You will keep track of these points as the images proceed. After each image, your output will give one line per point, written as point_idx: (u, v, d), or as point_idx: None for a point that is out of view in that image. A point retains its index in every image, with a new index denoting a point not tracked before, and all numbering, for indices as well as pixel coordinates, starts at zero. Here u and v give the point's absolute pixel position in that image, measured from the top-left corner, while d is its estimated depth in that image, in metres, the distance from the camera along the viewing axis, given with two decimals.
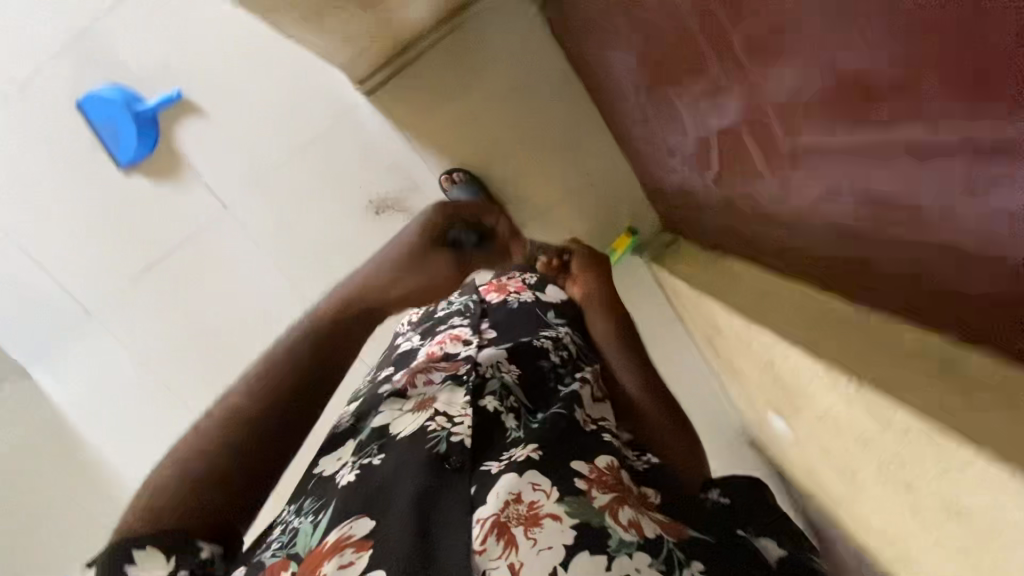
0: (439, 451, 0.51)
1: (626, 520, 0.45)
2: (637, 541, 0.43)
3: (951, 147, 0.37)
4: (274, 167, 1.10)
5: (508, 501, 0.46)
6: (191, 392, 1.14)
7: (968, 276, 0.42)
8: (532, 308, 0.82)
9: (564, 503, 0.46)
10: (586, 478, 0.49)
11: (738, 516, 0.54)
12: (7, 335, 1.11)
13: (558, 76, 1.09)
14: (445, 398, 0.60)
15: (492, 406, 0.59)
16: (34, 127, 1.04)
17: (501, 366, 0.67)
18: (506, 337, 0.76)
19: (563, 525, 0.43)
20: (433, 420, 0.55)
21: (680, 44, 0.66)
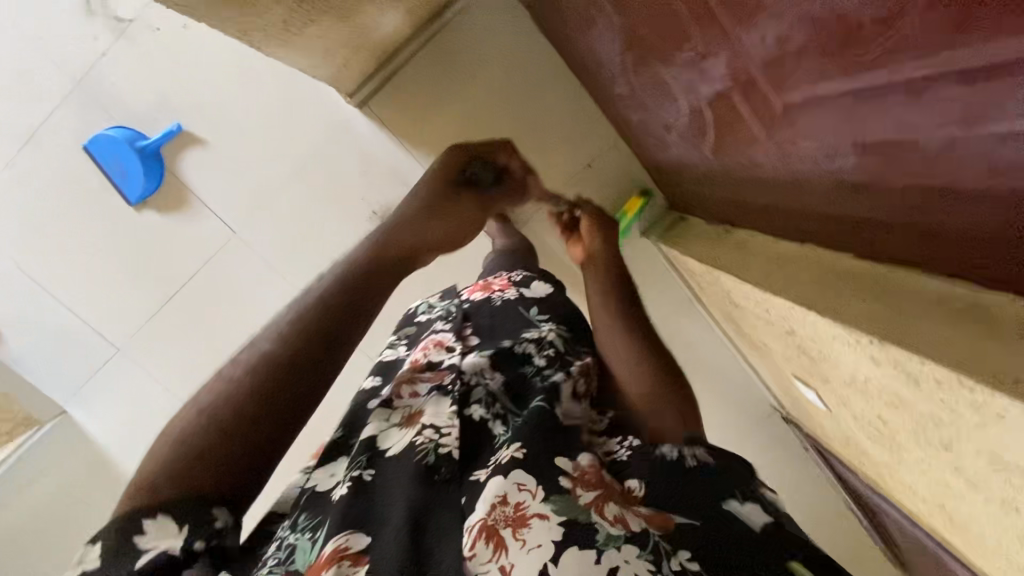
0: (427, 463, 0.55)
1: (612, 516, 0.47)
2: (624, 535, 0.45)
3: (951, 77, 0.34)
4: (277, 189, 1.11)
5: (495, 504, 0.48)
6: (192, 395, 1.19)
7: (989, 213, 0.39)
8: (515, 306, 0.84)
9: (549, 502, 0.48)
10: (571, 477, 0.51)
11: (717, 481, 0.52)
12: (45, 369, 1.19)
13: (546, 64, 1.07)
14: (432, 409, 0.62)
15: (478, 414, 0.62)
16: (48, 175, 1.09)
17: (485, 372, 0.69)
18: (489, 340, 0.77)
19: (550, 523, 0.46)
20: (421, 433, 0.58)
21: (656, 12, 0.63)
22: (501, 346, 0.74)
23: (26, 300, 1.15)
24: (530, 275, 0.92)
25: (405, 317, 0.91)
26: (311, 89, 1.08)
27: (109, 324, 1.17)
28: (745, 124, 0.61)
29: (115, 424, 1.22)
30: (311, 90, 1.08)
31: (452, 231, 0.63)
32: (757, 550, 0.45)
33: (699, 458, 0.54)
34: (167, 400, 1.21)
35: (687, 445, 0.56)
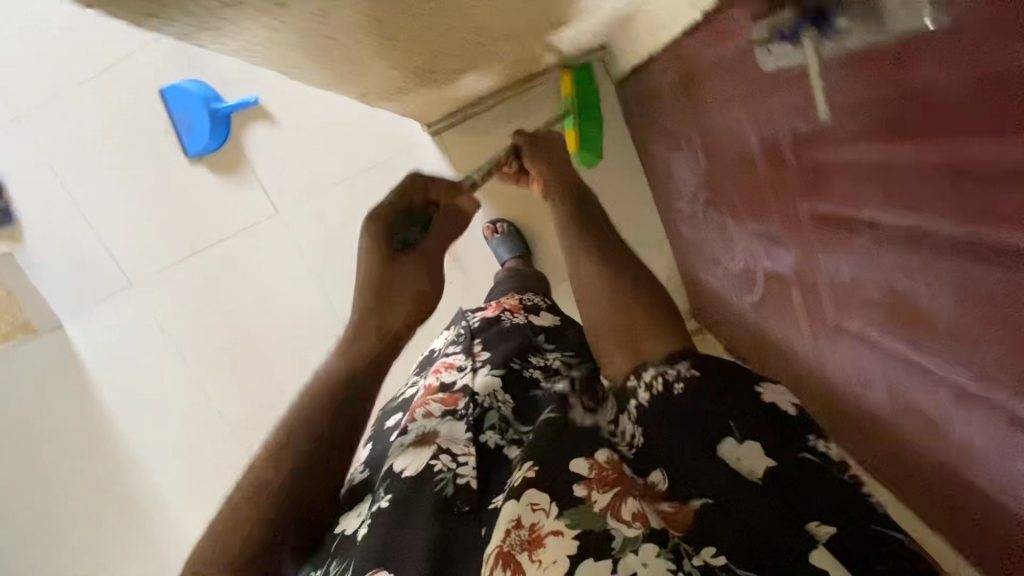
0: (446, 495, 0.52)
1: (630, 515, 0.42)
2: (642, 535, 0.41)
3: (999, 404, 0.37)
4: (328, 186, 1.13)
5: (508, 528, 0.45)
6: (196, 358, 1.22)
7: (994, 514, 0.42)
8: (524, 329, 0.76)
9: (564, 516, 0.44)
10: (585, 481, 0.45)
11: (710, 411, 0.44)
12: (56, 281, 1.21)
13: (618, 148, 1.08)
14: (446, 433, 0.58)
15: (493, 442, 0.57)
16: (117, 105, 1.11)
17: (498, 395, 0.62)
18: (499, 351, 0.71)
19: (566, 540, 0.43)
20: (437, 458, 0.55)
21: (741, 179, 0.65)
22: (515, 361, 0.68)
23: (55, 212, 1.17)
24: (548, 303, 0.87)
25: (428, 354, 0.86)
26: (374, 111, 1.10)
27: (131, 260, 1.18)
28: (795, 310, 0.63)
29: (106, 355, 1.24)
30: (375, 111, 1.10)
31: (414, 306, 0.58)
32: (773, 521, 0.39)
33: (685, 379, 0.46)
34: (162, 345, 1.22)
35: (668, 363, 0.48)
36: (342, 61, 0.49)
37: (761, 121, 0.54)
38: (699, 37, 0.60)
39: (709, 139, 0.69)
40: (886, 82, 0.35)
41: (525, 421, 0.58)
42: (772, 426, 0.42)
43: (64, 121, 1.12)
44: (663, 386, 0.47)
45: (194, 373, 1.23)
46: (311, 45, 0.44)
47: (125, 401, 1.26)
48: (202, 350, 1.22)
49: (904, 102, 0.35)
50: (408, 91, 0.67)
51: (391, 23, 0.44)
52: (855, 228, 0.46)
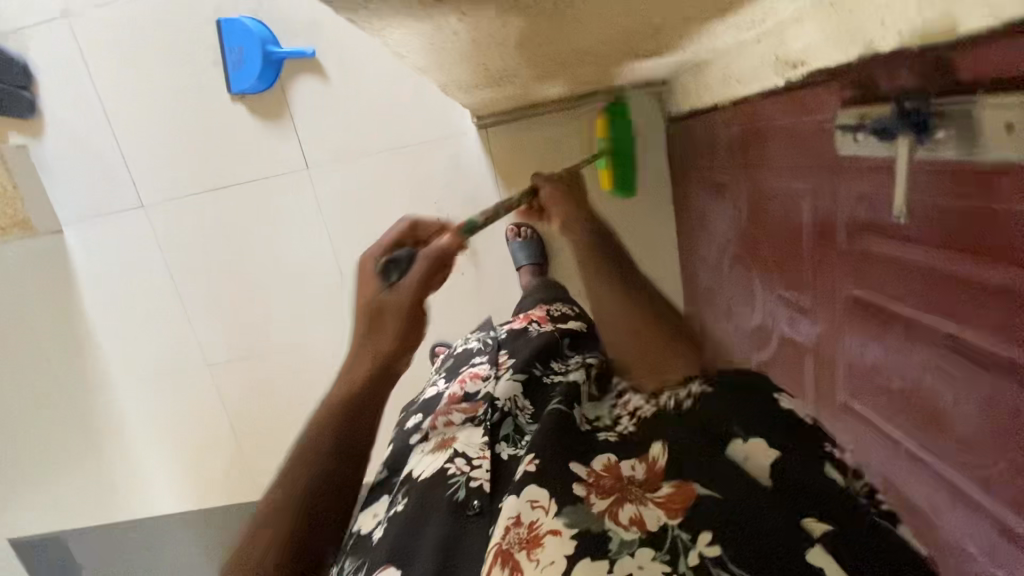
0: (458, 497, 0.62)
1: (626, 520, 0.53)
2: (638, 538, 0.51)
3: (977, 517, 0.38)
4: (366, 154, 1.13)
5: (509, 526, 0.56)
6: (193, 293, 1.22)
7: None
8: (552, 337, 0.86)
9: (564, 517, 0.54)
10: (585, 484, 0.57)
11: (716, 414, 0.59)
12: (66, 185, 1.17)
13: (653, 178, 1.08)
14: (465, 436, 0.70)
15: (506, 453, 0.66)
16: (171, 25, 1.08)
17: (517, 402, 0.73)
18: (523, 359, 0.81)
19: (563, 539, 0.52)
20: (452, 462, 0.66)
21: (784, 244, 0.66)
22: (536, 367, 0.79)
23: (83, 117, 1.14)
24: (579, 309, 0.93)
25: (455, 350, 0.98)
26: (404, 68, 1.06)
27: (150, 180, 1.16)
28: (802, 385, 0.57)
29: (99, 271, 1.21)
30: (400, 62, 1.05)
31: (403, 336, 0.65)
32: (782, 517, 0.49)
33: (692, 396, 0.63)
34: (162, 273, 1.21)
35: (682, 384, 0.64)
36: (444, 48, 0.50)
37: (820, 197, 0.56)
38: (777, 101, 0.62)
39: (760, 199, 0.71)
40: (965, 199, 0.37)
41: (534, 419, 0.70)
42: (785, 435, 0.54)
43: (112, 28, 1.09)
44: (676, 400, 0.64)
45: (189, 308, 1.23)
46: (430, 33, 0.44)
47: (111, 320, 1.24)
48: (202, 286, 1.22)
49: (978, 224, 0.36)
50: (486, 83, 0.68)
51: (510, 29, 0.45)
52: (889, 320, 0.46)
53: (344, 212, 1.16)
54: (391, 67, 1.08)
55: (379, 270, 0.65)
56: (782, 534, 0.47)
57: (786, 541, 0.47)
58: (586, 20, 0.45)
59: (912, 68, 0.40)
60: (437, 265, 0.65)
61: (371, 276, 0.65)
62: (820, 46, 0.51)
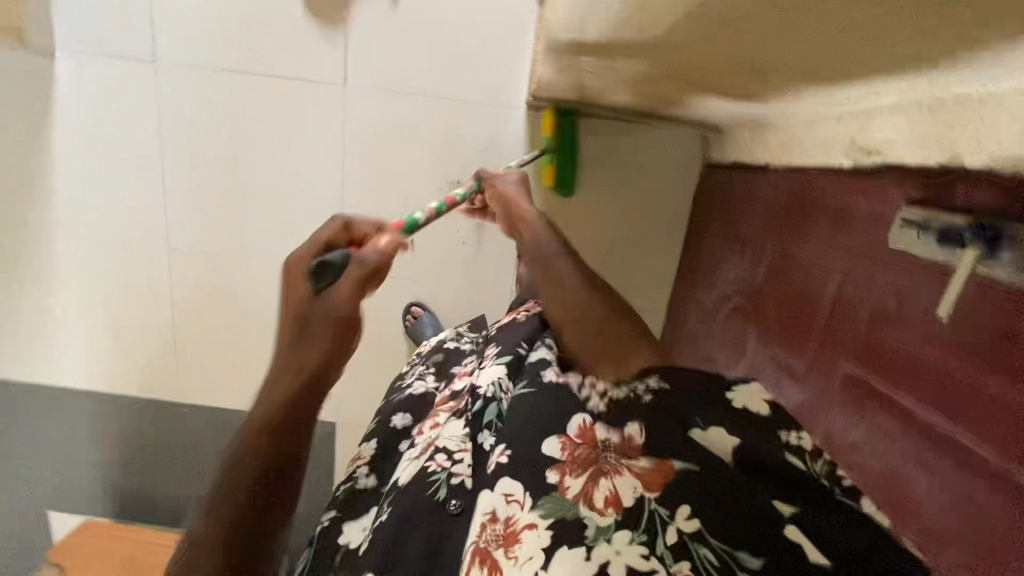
0: (440, 499, 0.56)
1: (602, 504, 0.50)
2: (614, 522, 0.49)
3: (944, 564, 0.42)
4: (408, 93, 1.10)
5: (485, 524, 0.52)
6: (179, 169, 1.14)
7: None
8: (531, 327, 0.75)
9: (540, 509, 0.51)
10: (557, 470, 0.54)
11: (682, 405, 0.53)
12: (73, 7, 1.06)
13: (672, 197, 1.11)
14: (448, 435, 0.63)
15: (488, 444, 0.60)
16: None
17: (500, 387, 0.67)
18: (501, 347, 0.73)
19: (540, 531, 0.49)
20: (434, 459, 0.60)
21: (796, 306, 0.69)
22: (518, 348, 0.72)
23: None
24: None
25: (432, 344, 0.90)
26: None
27: (175, 35, 1.07)
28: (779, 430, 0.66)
29: (81, 111, 1.10)
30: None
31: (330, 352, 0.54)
32: (734, 486, 0.46)
33: (654, 390, 0.56)
34: (151, 137, 1.12)
35: (638, 378, 0.59)
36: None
37: (851, 281, 0.59)
38: (837, 179, 0.66)
39: (787, 262, 0.74)
40: (992, 318, 0.41)
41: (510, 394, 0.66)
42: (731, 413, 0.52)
43: None
44: (635, 394, 0.57)
45: (169, 182, 1.14)
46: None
47: (75, 166, 1.13)
48: (190, 164, 1.13)
49: (999, 350, 0.40)
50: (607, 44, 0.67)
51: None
52: (880, 405, 0.51)
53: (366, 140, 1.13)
54: (464, 18, 1.06)
55: (301, 275, 0.57)
56: (732, 481, 0.46)
57: (748, 516, 0.44)
58: (754, 30, 0.45)
59: (994, 192, 0.43)
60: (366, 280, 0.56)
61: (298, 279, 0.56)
62: (904, 141, 0.54)
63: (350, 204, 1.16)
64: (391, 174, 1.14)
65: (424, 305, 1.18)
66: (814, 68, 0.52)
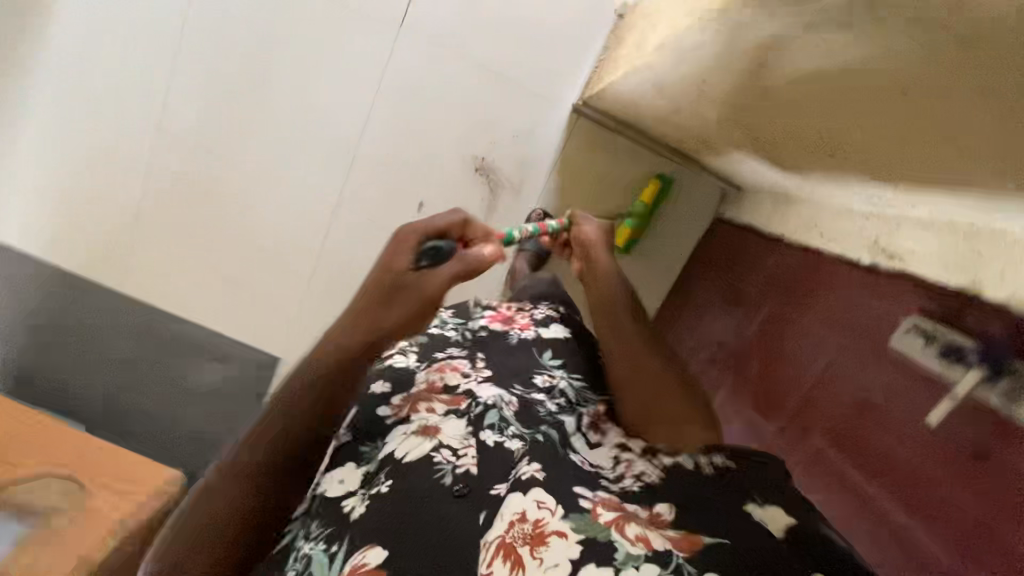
0: (445, 483, 0.51)
1: (634, 536, 0.42)
2: (645, 554, 0.40)
3: None
4: (462, 56, 1.08)
5: (514, 521, 0.45)
6: (202, 49, 1.05)
7: None
8: (530, 346, 0.75)
9: (569, 519, 0.43)
10: (591, 499, 0.46)
11: (747, 479, 0.49)
12: None
13: (676, 240, 1.14)
14: (449, 427, 0.57)
15: (493, 441, 0.55)
16: None
17: (502, 400, 0.61)
18: (502, 373, 0.69)
19: (569, 543, 0.42)
20: (440, 450, 0.54)
21: (779, 373, 0.73)
22: (517, 386, 0.66)
23: None
24: (565, 318, 0.84)
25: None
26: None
27: None
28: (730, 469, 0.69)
29: None
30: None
31: (402, 320, 0.63)
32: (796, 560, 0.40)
33: (719, 465, 0.52)
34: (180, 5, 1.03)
35: (705, 452, 0.54)
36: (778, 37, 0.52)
37: (841, 366, 0.64)
38: (852, 272, 0.70)
39: (779, 332, 0.79)
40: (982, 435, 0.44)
41: (521, 418, 0.60)
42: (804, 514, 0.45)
43: None
44: (699, 466, 0.52)
45: (185, 58, 1.06)
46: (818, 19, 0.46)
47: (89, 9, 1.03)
48: (214, 48, 1.05)
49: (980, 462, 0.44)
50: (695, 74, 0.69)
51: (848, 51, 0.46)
52: (838, 472, 0.55)
53: (405, 85, 1.09)
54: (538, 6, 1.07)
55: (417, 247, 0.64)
56: (772, 554, 0.40)
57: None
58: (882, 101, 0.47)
59: (1002, 322, 0.47)
60: (467, 274, 0.64)
61: (408, 248, 0.64)
62: (928, 254, 0.58)
63: (366, 143, 1.11)
64: (417, 127, 1.11)
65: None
66: (886, 167, 0.55)
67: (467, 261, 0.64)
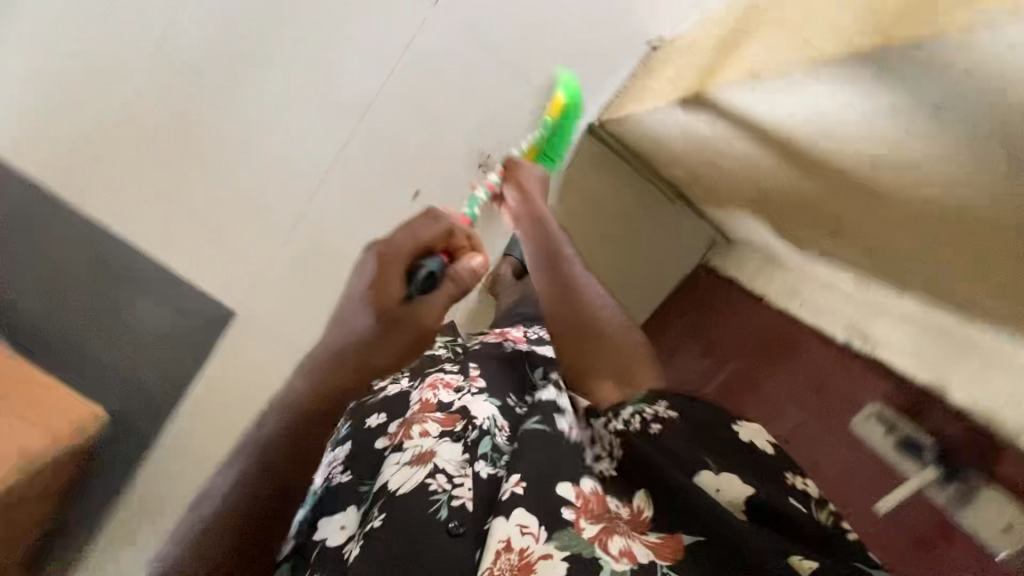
0: (441, 518, 0.48)
1: (616, 551, 0.41)
2: (629, 570, 0.40)
3: None
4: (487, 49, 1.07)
5: (500, 551, 0.43)
6: None
7: None
8: (522, 361, 0.72)
9: (555, 539, 0.42)
10: (573, 505, 0.44)
11: (690, 445, 0.47)
12: None
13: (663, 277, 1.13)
14: (443, 450, 0.55)
15: (486, 471, 0.51)
16: None
17: (495, 421, 0.58)
18: (496, 388, 0.66)
19: (554, 564, 0.41)
20: (434, 477, 0.52)
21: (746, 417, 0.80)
22: (511, 397, 0.64)
23: None
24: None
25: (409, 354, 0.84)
26: (641, 27, 1.08)
27: None
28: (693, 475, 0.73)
29: None
30: (643, 15, 1.08)
31: (398, 355, 0.60)
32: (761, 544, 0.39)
33: (664, 421, 0.50)
34: None
35: (647, 403, 0.51)
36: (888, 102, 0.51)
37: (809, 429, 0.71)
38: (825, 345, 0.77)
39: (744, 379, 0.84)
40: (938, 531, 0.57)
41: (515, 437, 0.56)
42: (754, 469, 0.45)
43: None
44: (641, 424, 0.50)
45: None
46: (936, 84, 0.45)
47: None
48: None
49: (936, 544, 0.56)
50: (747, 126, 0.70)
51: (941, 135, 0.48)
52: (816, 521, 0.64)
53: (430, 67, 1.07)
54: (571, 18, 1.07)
55: (394, 277, 0.63)
56: (726, 524, 0.40)
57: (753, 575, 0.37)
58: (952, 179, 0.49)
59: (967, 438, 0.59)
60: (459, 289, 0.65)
61: (391, 279, 0.63)
62: (907, 345, 0.67)
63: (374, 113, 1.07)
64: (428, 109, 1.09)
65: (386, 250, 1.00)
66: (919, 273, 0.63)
67: (455, 282, 0.65)
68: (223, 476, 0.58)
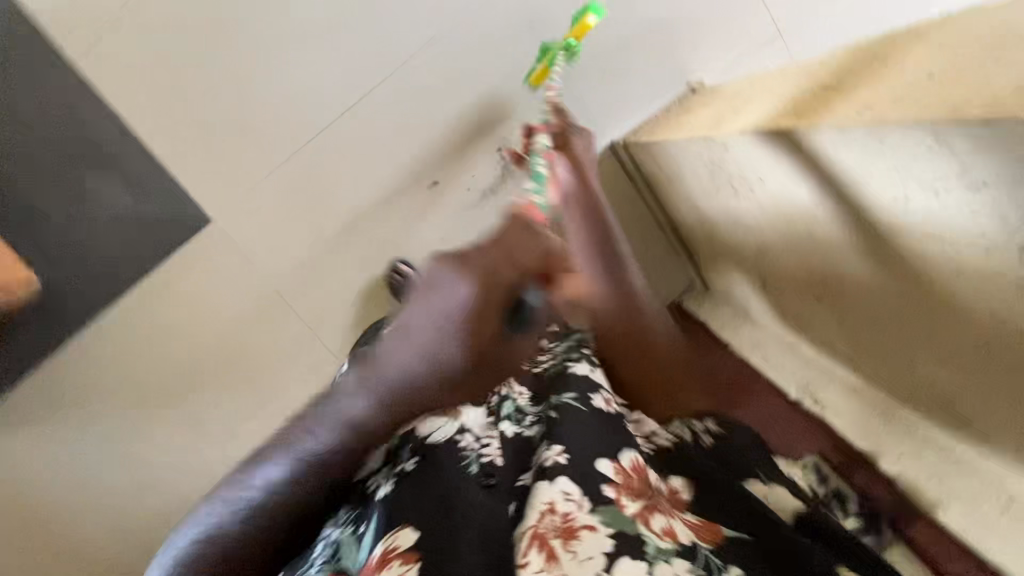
0: (471, 471, 0.59)
1: (659, 530, 0.51)
2: (672, 550, 0.49)
3: None
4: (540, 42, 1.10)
5: (544, 510, 0.52)
6: None
7: None
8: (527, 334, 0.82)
9: (597, 513, 0.51)
10: (613, 485, 0.54)
11: (736, 455, 0.69)
12: None
13: None
14: (468, 416, 0.64)
15: (511, 432, 0.66)
16: None
17: (514, 392, 0.72)
18: None
19: (597, 535, 0.49)
20: (464, 436, 0.62)
21: None
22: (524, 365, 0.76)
23: None
24: None
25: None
26: (687, 65, 1.11)
27: None
28: None
29: None
30: (694, 54, 1.11)
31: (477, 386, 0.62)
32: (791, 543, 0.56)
33: (710, 434, 0.71)
34: None
35: (690, 423, 0.71)
36: (961, 193, 0.62)
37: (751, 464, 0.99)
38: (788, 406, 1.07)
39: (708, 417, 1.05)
40: None
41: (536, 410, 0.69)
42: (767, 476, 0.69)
43: None
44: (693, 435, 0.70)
45: None
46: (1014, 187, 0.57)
47: None
48: None
49: None
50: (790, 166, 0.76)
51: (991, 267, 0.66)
52: None
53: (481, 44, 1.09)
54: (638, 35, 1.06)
55: (493, 320, 0.57)
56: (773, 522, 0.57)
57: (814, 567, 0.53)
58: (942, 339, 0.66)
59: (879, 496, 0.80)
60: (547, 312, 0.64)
61: (488, 325, 0.57)
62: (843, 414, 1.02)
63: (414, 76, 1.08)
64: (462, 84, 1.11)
65: (413, 267, 1.18)
66: (851, 359, 0.96)
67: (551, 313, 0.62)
68: (269, 467, 0.49)
